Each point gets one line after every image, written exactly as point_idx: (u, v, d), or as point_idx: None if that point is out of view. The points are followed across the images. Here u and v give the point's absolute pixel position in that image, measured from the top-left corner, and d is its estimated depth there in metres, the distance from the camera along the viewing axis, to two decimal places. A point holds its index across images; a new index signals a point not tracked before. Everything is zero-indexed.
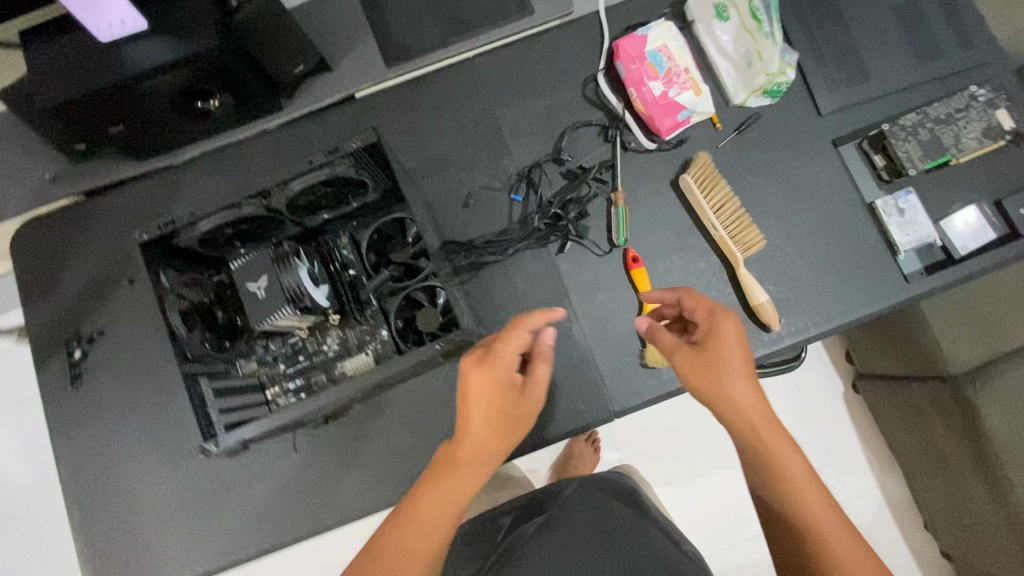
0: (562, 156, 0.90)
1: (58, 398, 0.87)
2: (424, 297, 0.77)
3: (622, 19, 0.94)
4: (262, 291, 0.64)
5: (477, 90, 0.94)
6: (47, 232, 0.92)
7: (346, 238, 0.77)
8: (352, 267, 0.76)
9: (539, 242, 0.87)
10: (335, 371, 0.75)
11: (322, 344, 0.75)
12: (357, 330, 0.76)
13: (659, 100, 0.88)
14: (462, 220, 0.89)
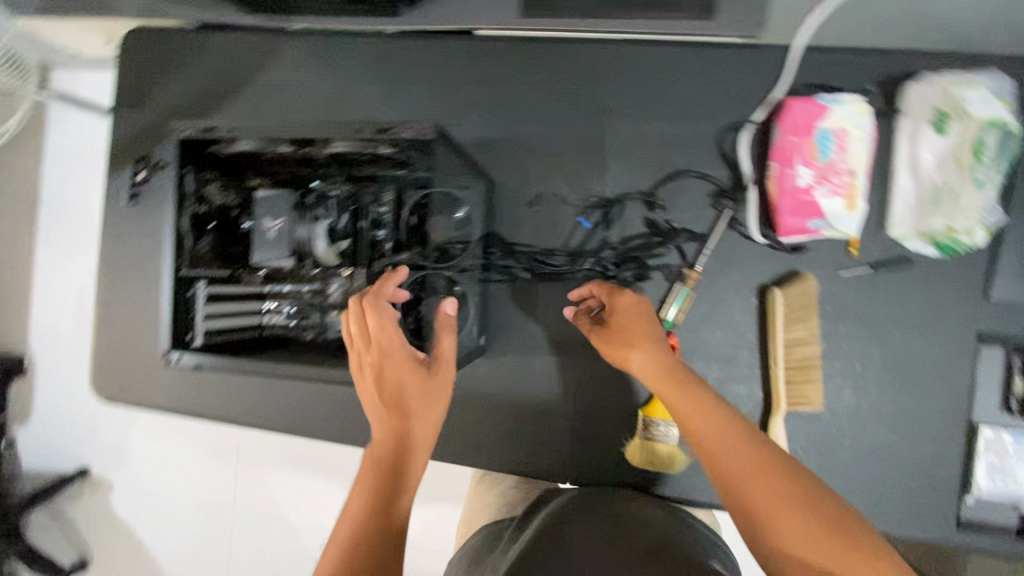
0: (654, 202, 0.77)
1: (116, 205, 0.94)
2: (441, 285, 0.77)
3: (813, 73, 0.75)
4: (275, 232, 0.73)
5: (605, 85, 0.80)
6: (155, 48, 0.93)
7: (389, 195, 0.73)
8: (383, 229, 0.74)
9: (583, 282, 0.79)
10: (328, 317, 0.75)
11: (324, 288, 0.75)
12: (362, 289, 0.74)
13: (798, 194, 0.71)
14: (521, 219, 0.80)
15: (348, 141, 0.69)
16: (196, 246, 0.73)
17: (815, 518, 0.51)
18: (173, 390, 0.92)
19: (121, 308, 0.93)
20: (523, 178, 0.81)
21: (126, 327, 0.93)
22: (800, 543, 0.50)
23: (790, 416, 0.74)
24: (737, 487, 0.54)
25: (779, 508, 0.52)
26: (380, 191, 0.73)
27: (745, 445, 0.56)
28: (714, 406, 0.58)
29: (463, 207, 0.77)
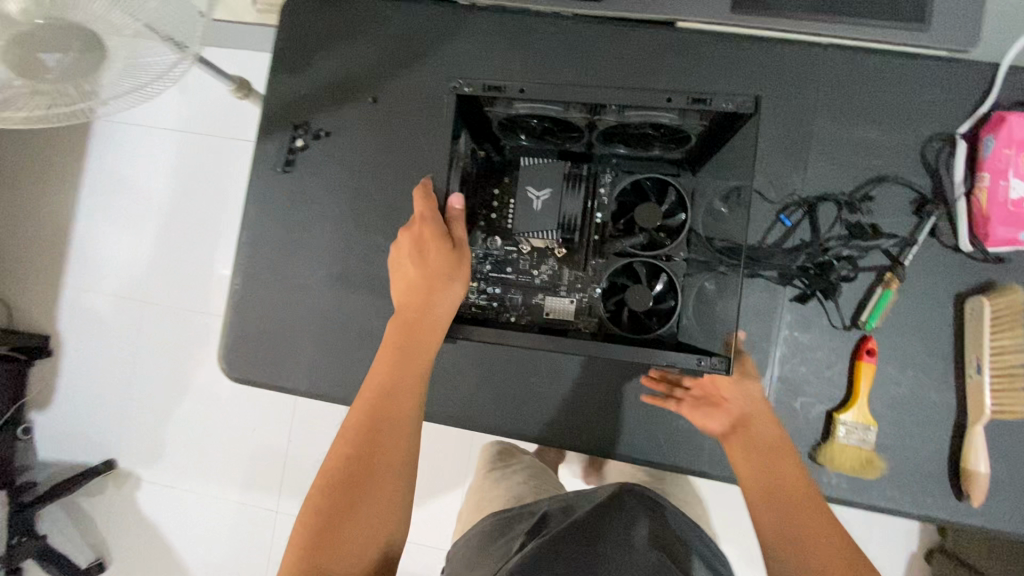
0: (857, 205, 0.77)
1: (266, 171, 0.88)
2: (644, 274, 0.72)
3: (1017, 91, 0.77)
4: (540, 202, 0.72)
5: (811, 85, 0.79)
6: (323, 10, 0.88)
7: (609, 177, 0.76)
8: (602, 211, 0.75)
9: (783, 280, 0.78)
10: (534, 301, 0.75)
11: (534, 269, 0.75)
12: (575, 273, 0.74)
13: (1010, 205, 0.71)
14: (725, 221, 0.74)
15: (641, 111, 0.68)
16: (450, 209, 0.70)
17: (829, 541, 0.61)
18: (314, 371, 0.85)
19: (267, 279, 0.87)
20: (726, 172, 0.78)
21: (270, 300, 0.87)
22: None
23: (987, 426, 0.75)
24: (774, 492, 0.65)
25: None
26: (602, 169, 0.76)
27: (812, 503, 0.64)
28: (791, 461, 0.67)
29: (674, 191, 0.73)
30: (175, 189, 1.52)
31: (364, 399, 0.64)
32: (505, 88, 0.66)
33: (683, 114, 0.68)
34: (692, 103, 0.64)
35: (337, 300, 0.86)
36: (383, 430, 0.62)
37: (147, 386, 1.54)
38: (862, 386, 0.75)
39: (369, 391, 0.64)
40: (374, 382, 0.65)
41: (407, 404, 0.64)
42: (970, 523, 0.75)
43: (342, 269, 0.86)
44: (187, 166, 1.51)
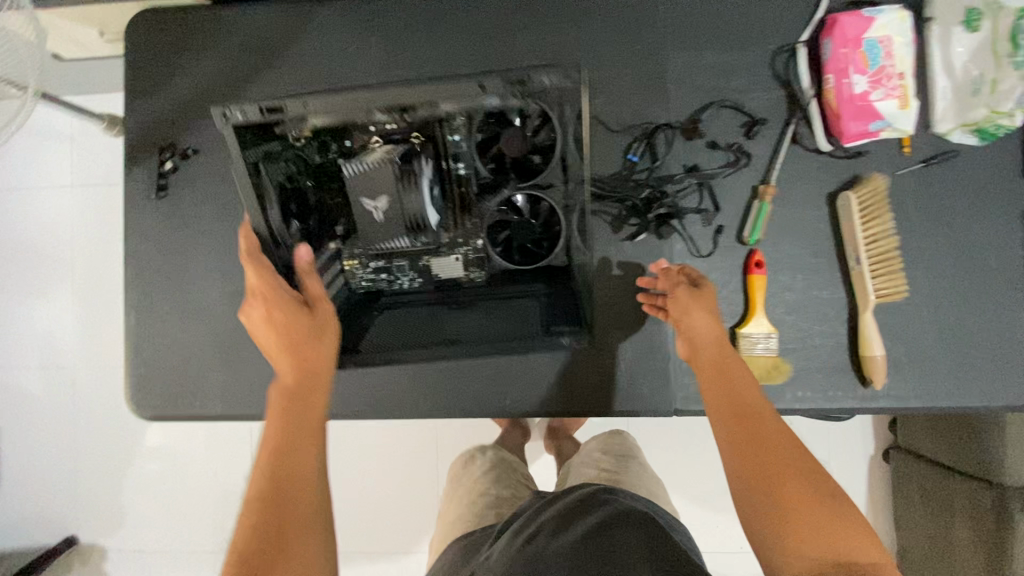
0: (694, 128, 0.81)
1: (139, 201, 0.85)
2: (526, 206, 0.76)
3: None
4: (378, 211, 0.68)
5: (654, 19, 0.82)
6: (167, 26, 0.87)
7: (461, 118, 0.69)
8: (461, 159, 0.72)
9: (634, 214, 0.81)
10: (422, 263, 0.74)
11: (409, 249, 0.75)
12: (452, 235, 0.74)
13: (857, 100, 0.76)
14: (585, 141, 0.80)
15: (453, 95, 0.67)
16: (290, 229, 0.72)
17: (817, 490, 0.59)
18: (225, 393, 0.83)
19: (161, 310, 0.85)
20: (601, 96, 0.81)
21: (168, 329, 0.84)
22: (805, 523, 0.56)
23: (877, 311, 0.78)
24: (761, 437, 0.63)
25: (793, 473, 0.60)
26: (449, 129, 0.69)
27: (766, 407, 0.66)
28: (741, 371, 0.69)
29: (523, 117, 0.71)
30: (77, 245, 1.46)
31: (268, 449, 0.62)
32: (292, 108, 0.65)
33: (504, 92, 0.67)
34: (511, 86, 0.67)
35: (236, 317, 0.84)
36: (291, 476, 0.60)
37: (89, 453, 1.48)
38: (756, 297, 0.78)
39: (267, 455, 0.61)
40: (276, 426, 0.63)
41: (305, 445, 0.63)
42: (881, 405, 0.78)
43: (238, 284, 0.84)
44: (87, 219, 1.46)
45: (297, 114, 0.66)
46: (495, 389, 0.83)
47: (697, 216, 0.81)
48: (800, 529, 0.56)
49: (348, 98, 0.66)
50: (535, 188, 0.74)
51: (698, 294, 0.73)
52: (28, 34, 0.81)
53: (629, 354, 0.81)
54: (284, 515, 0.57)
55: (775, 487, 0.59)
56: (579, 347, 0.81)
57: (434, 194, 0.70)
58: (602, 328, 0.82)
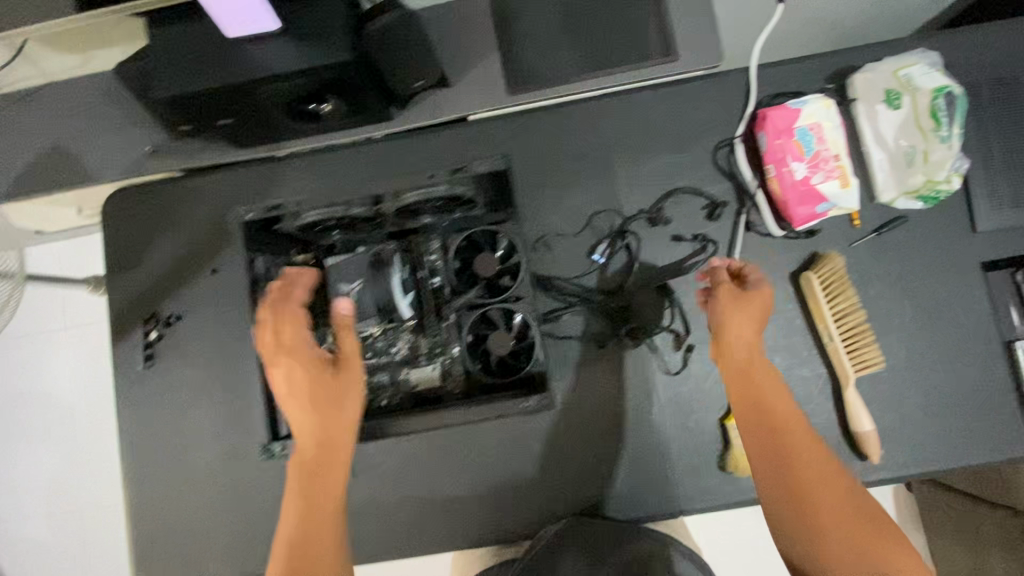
0: (657, 217, 0.83)
1: (127, 371, 0.87)
2: (499, 318, 0.77)
3: (774, 84, 0.85)
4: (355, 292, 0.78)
5: (598, 131, 0.86)
6: (139, 201, 0.91)
7: (435, 242, 0.78)
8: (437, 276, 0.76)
9: (608, 315, 0.83)
10: (400, 375, 0.75)
11: (392, 345, 0.76)
12: None
13: (798, 186, 0.79)
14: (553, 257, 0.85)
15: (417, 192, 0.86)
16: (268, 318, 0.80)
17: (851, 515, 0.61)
18: (231, 554, 0.83)
19: (159, 478, 0.85)
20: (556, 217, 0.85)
21: (168, 497, 0.85)
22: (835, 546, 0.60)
23: (859, 384, 0.79)
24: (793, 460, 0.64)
25: (826, 497, 0.62)
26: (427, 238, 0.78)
27: (797, 419, 0.66)
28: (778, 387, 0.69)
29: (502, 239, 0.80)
30: None
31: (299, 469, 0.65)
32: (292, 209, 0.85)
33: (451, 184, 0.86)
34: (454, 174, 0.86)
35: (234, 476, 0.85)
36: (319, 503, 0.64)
37: None
38: None
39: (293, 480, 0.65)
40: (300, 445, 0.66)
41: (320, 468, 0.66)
42: (881, 478, 0.78)
43: (232, 441, 0.85)
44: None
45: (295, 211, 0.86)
46: (498, 512, 0.82)
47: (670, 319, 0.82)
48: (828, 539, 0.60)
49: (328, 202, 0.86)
50: (504, 300, 0.78)
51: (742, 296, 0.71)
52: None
53: (626, 459, 0.81)
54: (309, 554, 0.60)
55: (808, 506, 0.62)
56: (575, 458, 0.82)
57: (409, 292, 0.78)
58: (596, 438, 0.82)
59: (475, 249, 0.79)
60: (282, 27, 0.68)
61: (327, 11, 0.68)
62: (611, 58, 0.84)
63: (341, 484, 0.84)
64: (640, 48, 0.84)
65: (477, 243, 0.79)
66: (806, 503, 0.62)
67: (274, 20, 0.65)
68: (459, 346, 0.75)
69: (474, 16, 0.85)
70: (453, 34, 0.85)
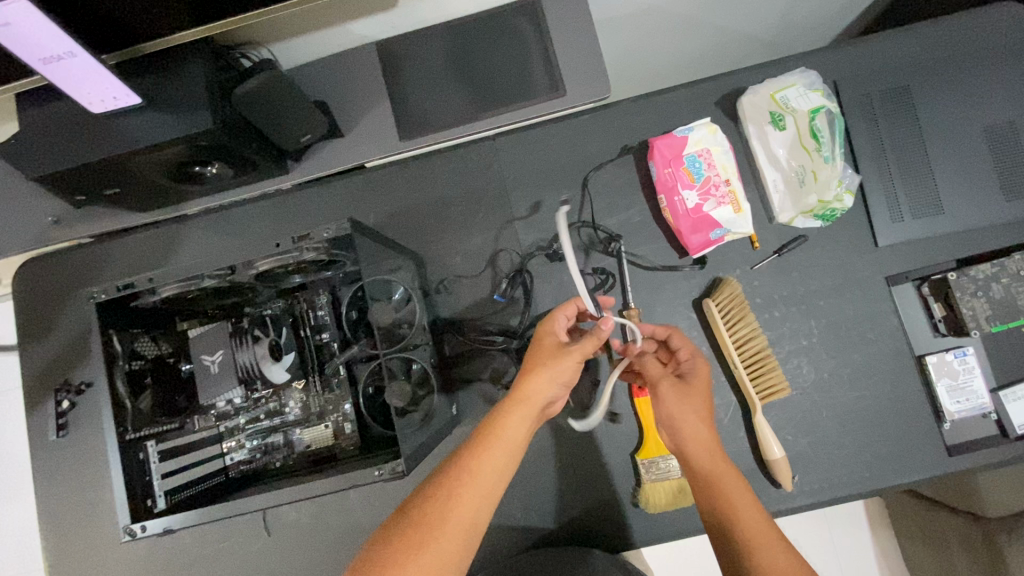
0: (556, 253, 0.82)
1: (42, 442, 0.87)
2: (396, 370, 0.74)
3: (664, 111, 0.85)
4: (215, 365, 0.69)
5: (493, 170, 0.86)
6: (51, 272, 0.92)
7: (325, 296, 0.74)
8: (326, 330, 0.74)
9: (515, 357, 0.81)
10: (293, 436, 0.73)
11: (283, 405, 0.73)
12: (321, 397, 0.73)
13: (690, 214, 0.79)
14: (456, 300, 0.84)
15: (269, 258, 0.62)
16: (137, 405, 0.64)
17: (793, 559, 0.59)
18: None
19: (75, 550, 0.85)
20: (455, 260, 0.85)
21: (87, 567, 0.84)
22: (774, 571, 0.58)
23: (768, 409, 0.78)
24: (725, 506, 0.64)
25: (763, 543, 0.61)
26: (316, 292, 0.74)
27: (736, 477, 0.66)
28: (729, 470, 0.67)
29: (399, 288, 0.77)
30: None
31: (478, 490, 0.56)
32: (134, 285, 0.61)
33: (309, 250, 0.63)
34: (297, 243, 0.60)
35: (149, 541, 0.84)
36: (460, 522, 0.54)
37: None
38: (648, 419, 0.77)
39: (469, 508, 0.55)
40: (492, 480, 0.57)
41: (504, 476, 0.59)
42: (798, 505, 0.76)
43: None
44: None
45: (148, 290, 0.62)
46: None
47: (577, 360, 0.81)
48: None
49: (178, 273, 0.61)
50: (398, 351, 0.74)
51: (684, 387, 0.72)
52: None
53: (540, 498, 0.81)
54: (433, 521, 0.54)
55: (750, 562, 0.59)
56: None
57: (287, 354, 0.72)
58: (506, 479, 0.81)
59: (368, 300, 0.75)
60: (148, 100, 0.69)
61: (192, 81, 0.70)
62: (500, 98, 0.85)
63: (259, 542, 0.83)
64: (527, 85, 0.84)
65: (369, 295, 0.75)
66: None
67: (133, 95, 0.67)
68: (350, 403, 0.73)
69: (364, 66, 0.86)
70: (344, 85, 0.86)
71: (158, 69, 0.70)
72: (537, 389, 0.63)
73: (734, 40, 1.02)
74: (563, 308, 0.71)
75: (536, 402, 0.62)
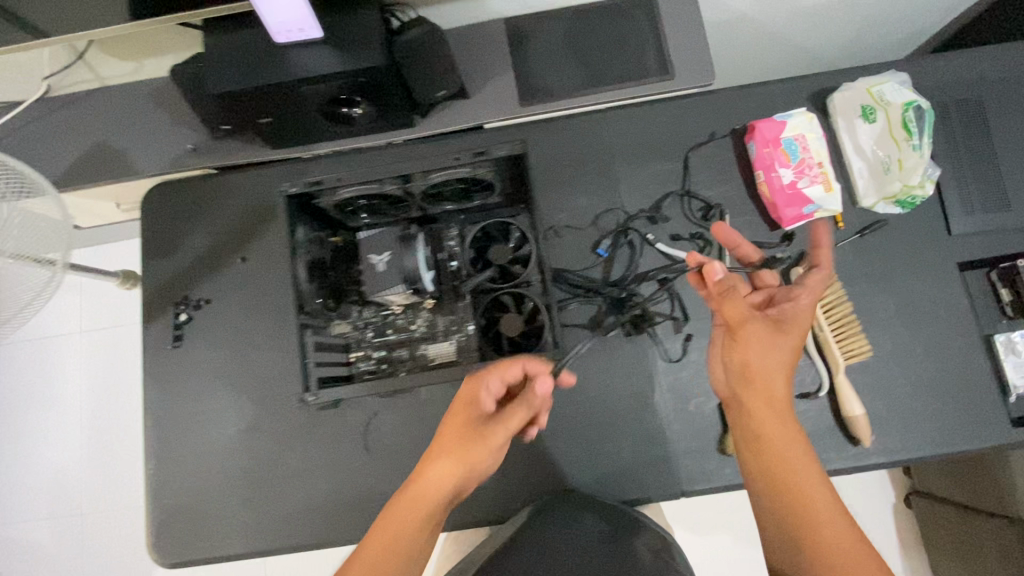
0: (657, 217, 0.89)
1: (157, 352, 0.92)
2: (510, 302, 0.82)
3: (762, 102, 0.94)
4: (382, 266, 0.75)
5: (603, 139, 0.94)
6: (175, 197, 0.97)
7: (455, 231, 0.84)
8: (456, 259, 0.83)
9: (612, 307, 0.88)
10: (418, 351, 0.80)
11: (412, 323, 0.81)
12: (447, 317, 0.82)
13: (786, 189, 0.87)
14: (559, 252, 0.91)
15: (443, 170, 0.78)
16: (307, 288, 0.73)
17: (838, 528, 0.63)
18: (248, 527, 0.87)
19: (180, 453, 0.89)
20: (563, 217, 0.92)
21: (189, 471, 0.89)
22: (832, 543, 0.62)
23: (849, 373, 0.84)
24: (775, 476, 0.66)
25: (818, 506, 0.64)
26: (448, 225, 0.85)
27: (792, 449, 0.67)
28: (788, 440, 0.67)
29: (518, 231, 0.85)
30: (89, 386, 1.55)
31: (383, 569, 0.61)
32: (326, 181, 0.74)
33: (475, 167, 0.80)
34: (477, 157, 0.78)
35: (252, 453, 0.88)
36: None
37: None
38: None
39: None
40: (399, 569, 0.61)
41: (402, 560, 0.62)
42: (873, 463, 0.82)
43: (253, 419, 0.89)
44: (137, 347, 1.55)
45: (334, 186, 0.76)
46: (505, 489, 0.86)
47: (670, 321, 0.88)
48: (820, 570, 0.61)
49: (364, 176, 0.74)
50: (516, 285, 0.82)
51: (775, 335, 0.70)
52: (51, 213, 0.88)
53: (629, 441, 0.86)
54: None
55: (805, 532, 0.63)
56: (579, 441, 0.86)
57: None
58: (595, 421, 0.87)
59: (489, 239, 0.85)
60: (325, 36, 0.78)
61: (364, 26, 0.78)
62: (615, 75, 0.93)
63: (355, 462, 0.87)
64: (641, 66, 0.93)
65: (491, 235, 0.85)
66: (809, 538, 0.63)
67: (319, 29, 0.75)
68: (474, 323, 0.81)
69: (493, 38, 0.96)
70: (474, 52, 0.95)
71: (335, 12, 0.80)
72: (436, 481, 0.67)
73: (812, 51, 1.13)
74: (495, 373, 0.69)
75: (430, 499, 0.66)
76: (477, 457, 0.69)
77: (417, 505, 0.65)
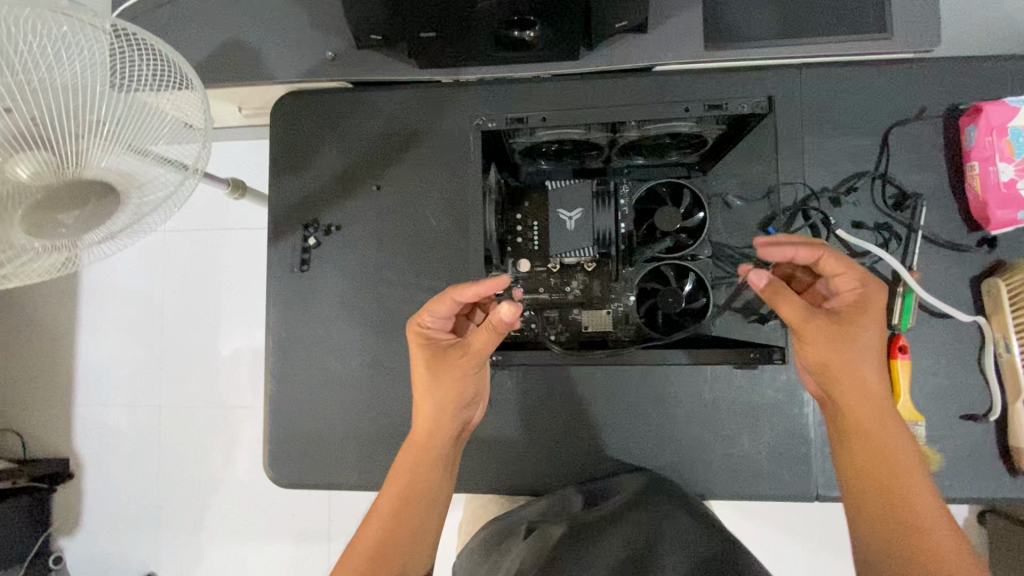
0: (841, 198, 0.81)
1: (283, 272, 0.89)
2: (672, 276, 0.74)
3: (987, 80, 0.80)
4: (572, 222, 0.73)
5: (791, 101, 0.82)
6: (311, 107, 0.90)
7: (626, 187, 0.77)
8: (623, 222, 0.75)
9: None
10: (570, 316, 0.75)
11: (566, 285, 0.75)
12: (604, 283, 0.75)
13: (1003, 188, 0.75)
14: (723, 222, 0.82)
15: (659, 124, 0.71)
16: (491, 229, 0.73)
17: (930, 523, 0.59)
18: (362, 460, 0.86)
19: (300, 378, 0.88)
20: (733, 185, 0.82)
21: (307, 396, 0.88)
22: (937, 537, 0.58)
23: None
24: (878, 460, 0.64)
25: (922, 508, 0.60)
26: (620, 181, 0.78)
27: (898, 444, 0.64)
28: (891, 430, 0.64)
29: (690, 194, 0.75)
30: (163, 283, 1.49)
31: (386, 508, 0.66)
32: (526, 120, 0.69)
33: (700, 120, 0.71)
34: (710, 110, 0.67)
35: (372, 388, 0.87)
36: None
37: (177, 490, 1.47)
38: (902, 383, 0.76)
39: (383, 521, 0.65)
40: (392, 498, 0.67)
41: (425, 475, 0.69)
42: None
43: (375, 354, 0.87)
44: (246, 259, 1.47)
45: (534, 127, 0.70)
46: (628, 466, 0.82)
47: None
48: (916, 540, 0.58)
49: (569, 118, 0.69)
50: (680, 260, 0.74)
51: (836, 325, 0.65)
52: (192, 114, 0.71)
53: (769, 436, 0.80)
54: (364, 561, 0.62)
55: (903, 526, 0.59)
56: (713, 428, 0.81)
57: (596, 236, 0.73)
58: (736, 410, 0.81)
59: (656, 201, 0.76)
60: None
61: None
62: (823, 25, 0.80)
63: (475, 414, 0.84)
64: (857, 18, 0.79)
65: (660, 197, 0.76)
66: (907, 530, 0.59)
67: None
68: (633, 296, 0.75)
69: None
70: None
71: None
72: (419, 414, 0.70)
73: None
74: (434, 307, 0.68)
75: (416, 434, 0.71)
76: (456, 373, 0.70)
77: (423, 411, 0.70)
